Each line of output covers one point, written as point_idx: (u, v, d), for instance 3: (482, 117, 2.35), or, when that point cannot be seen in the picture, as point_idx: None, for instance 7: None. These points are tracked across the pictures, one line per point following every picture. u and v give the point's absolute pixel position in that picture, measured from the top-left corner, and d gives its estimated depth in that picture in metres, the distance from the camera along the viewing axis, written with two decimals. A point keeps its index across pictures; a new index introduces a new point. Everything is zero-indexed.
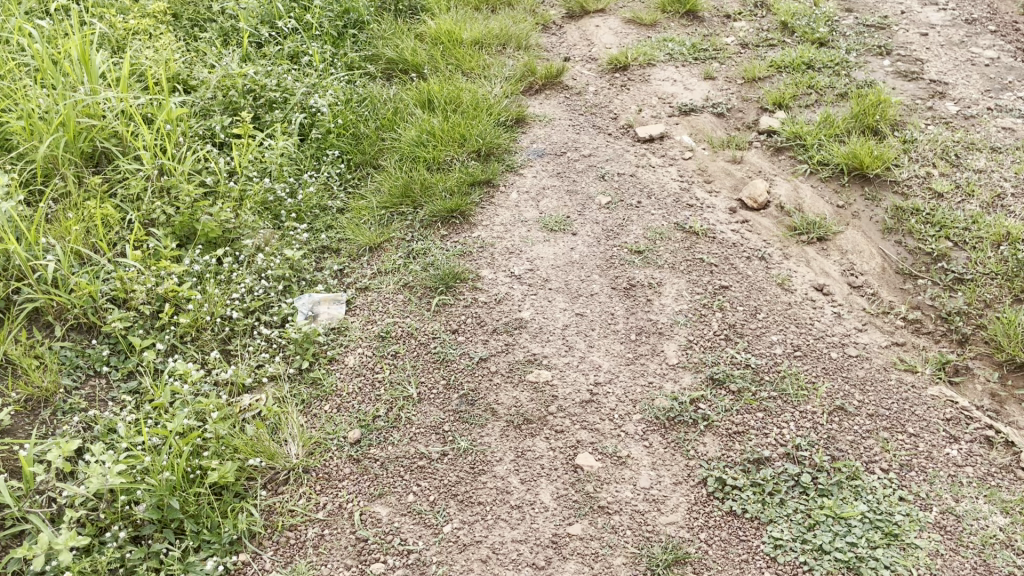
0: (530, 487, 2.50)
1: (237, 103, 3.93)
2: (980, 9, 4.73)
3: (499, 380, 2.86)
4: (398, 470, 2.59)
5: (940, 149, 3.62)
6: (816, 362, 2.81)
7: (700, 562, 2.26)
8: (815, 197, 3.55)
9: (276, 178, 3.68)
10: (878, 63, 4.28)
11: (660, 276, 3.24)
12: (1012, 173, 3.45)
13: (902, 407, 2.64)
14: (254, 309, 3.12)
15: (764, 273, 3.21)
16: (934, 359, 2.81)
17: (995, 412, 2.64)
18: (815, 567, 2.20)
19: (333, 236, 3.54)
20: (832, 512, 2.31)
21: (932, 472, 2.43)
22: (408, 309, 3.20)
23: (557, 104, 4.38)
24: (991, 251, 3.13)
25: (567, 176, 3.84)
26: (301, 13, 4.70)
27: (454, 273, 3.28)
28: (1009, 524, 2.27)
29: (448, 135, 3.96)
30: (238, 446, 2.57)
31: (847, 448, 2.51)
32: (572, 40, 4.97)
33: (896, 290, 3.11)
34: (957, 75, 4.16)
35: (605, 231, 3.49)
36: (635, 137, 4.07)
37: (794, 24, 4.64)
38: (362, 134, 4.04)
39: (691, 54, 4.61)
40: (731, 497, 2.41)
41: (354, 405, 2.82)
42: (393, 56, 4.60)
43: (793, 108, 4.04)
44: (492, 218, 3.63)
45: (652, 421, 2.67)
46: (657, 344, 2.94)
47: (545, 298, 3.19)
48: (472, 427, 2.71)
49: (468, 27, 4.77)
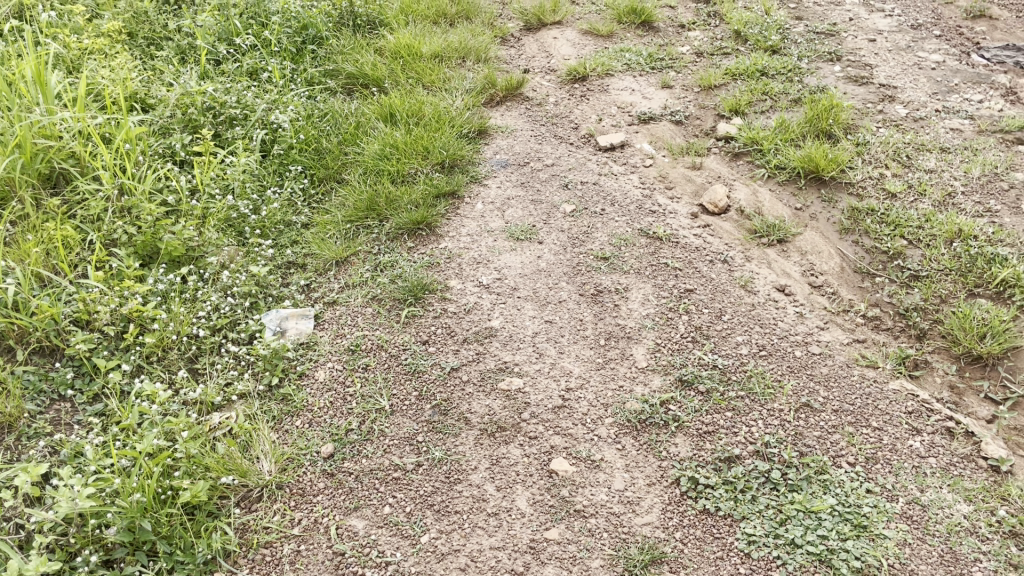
0: (506, 494, 2.51)
1: (196, 121, 3.90)
2: (926, 15, 4.89)
3: (471, 389, 2.88)
4: (374, 483, 2.59)
5: (893, 150, 3.73)
6: (781, 361, 2.87)
7: (677, 561, 2.29)
8: (773, 201, 3.64)
9: (239, 196, 3.67)
10: (829, 69, 4.41)
11: (626, 281, 3.29)
12: (961, 172, 3.57)
13: (865, 402, 2.71)
14: (221, 327, 3.10)
15: (727, 275, 3.28)
16: (894, 354, 2.88)
17: (955, 403, 2.72)
18: (789, 561, 2.24)
19: (299, 252, 3.53)
20: (803, 506, 2.36)
21: (897, 464, 2.50)
22: (377, 322, 3.20)
23: (518, 115, 4.43)
24: (944, 248, 3.23)
25: (531, 185, 3.88)
26: (259, 29, 4.69)
27: (423, 284, 3.30)
28: (973, 512, 2.35)
29: (411, 148, 3.98)
30: (210, 465, 2.55)
31: (814, 444, 2.57)
32: (530, 52, 5.03)
33: (855, 288, 3.19)
34: (905, 78, 4.29)
35: (571, 239, 3.54)
36: (596, 146, 4.13)
37: (746, 32, 4.76)
38: (324, 149, 4.05)
39: (648, 63, 4.70)
40: (704, 496, 2.45)
41: (326, 419, 2.81)
42: (354, 71, 4.61)
43: (750, 114, 4.13)
44: (458, 228, 3.65)
45: (623, 424, 2.71)
46: (626, 348, 2.98)
47: (514, 306, 3.23)
48: (446, 436, 2.72)
49: (427, 41, 4.81)
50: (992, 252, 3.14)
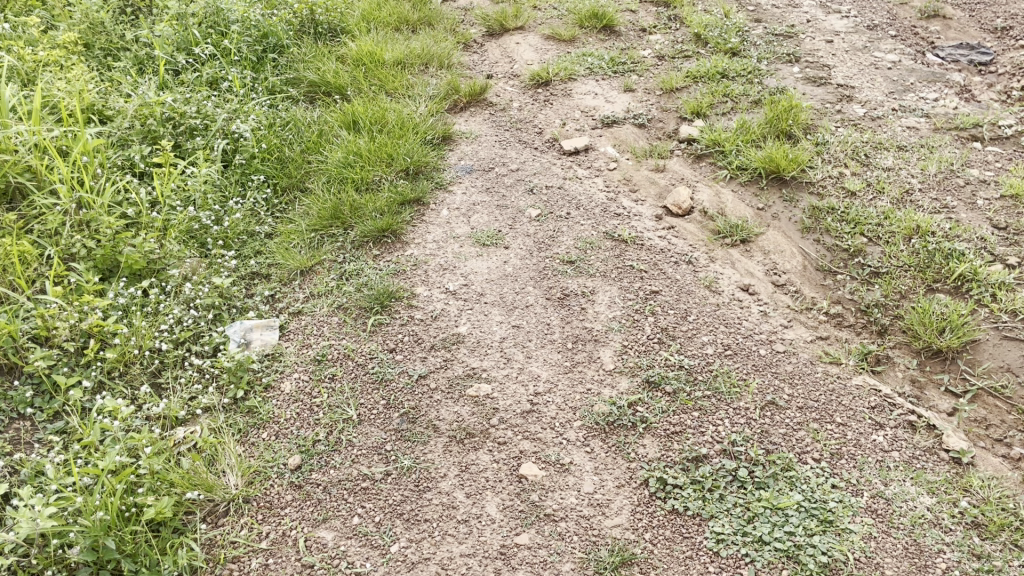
0: (475, 500, 2.51)
1: (156, 132, 3.86)
2: (881, 16, 4.98)
3: (440, 396, 2.87)
4: (342, 493, 2.57)
5: (851, 149, 3.79)
6: (746, 360, 2.90)
7: (647, 562, 2.30)
8: (736, 201, 3.68)
9: (201, 207, 3.63)
10: (788, 70, 4.47)
11: (592, 284, 3.30)
12: (917, 170, 3.64)
13: (829, 399, 2.75)
14: (184, 340, 3.07)
15: (692, 276, 3.30)
16: (857, 351, 2.93)
17: (916, 397, 2.77)
18: (757, 558, 2.26)
19: (263, 262, 3.50)
20: (770, 503, 2.39)
21: (861, 458, 2.53)
22: (343, 331, 3.18)
23: (482, 120, 4.43)
24: (903, 244, 3.29)
25: (496, 191, 3.88)
26: (218, 38, 4.65)
27: (389, 292, 3.28)
28: (936, 504, 2.39)
29: (375, 155, 3.96)
30: (175, 480, 2.51)
31: (780, 441, 2.60)
32: (493, 57, 5.03)
33: (817, 286, 3.23)
34: (862, 78, 4.36)
35: (537, 243, 3.54)
36: (561, 150, 4.14)
37: (706, 35, 4.81)
38: (287, 158, 4.02)
39: (610, 67, 4.73)
40: (672, 496, 2.47)
41: (293, 431, 2.78)
42: (315, 79, 4.59)
43: (711, 116, 4.18)
44: (424, 235, 3.64)
45: (592, 427, 2.71)
46: (593, 351, 2.99)
47: (481, 312, 3.23)
48: (414, 445, 2.71)
49: (389, 48, 4.80)
50: (949, 248, 3.21)
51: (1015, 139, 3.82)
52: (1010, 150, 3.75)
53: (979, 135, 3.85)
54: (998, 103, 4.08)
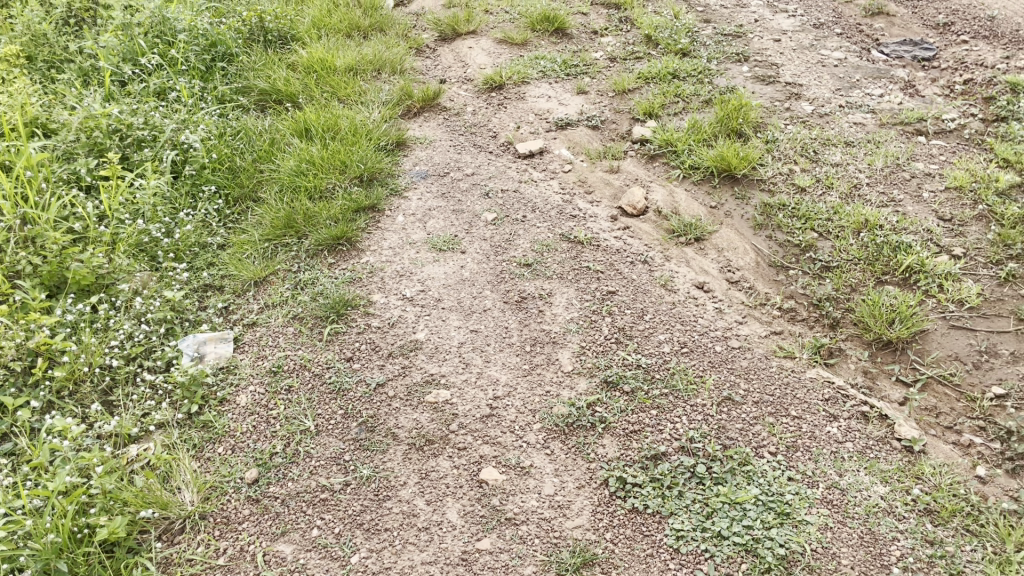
0: (436, 507, 2.50)
1: (102, 144, 3.79)
2: (827, 14, 5.07)
3: (398, 404, 2.85)
4: (301, 506, 2.54)
5: (800, 146, 3.86)
6: (702, 357, 2.93)
7: (608, 562, 2.31)
8: (689, 200, 3.71)
9: (150, 220, 3.58)
10: (737, 70, 4.53)
11: (549, 286, 3.31)
12: (865, 165, 3.71)
13: (784, 392, 2.78)
14: (135, 356, 3.02)
15: (648, 276, 3.33)
16: (810, 344, 2.97)
17: (869, 388, 2.82)
18: (716, 553, 2.28)
19: (216, 274, 3.45)
20: (728, 498, 2.41)
21: (816, 450, 2.57)
22: (299, 341, 3.14)
23: (436, 125, 4.42)
24: (852, 238, 3.35)
25: (452, 196, 3.88)
26: (165, 48, 4.57)
27: (345, 300, 3.26)
28: (889, 492, 2.43)
29: (328, 163, 3.93)
30: (128, 499, 2.46)
31: (737, 436, 2.63)
32: (446, 62, 5.03)
33: (770, 281, 3.28)
34: (810, 76, 4.43)
35: (494, 247, 3.54)
36: (515, 154, 4.15)
37: (657, 36, 4.86)
38: (238, 168, 3.97)
39: (563, 70, 4.75)
40: (632, 495, 2.48)
41: (250, 444, 2.75)
42: (266, 87, 4.54)
43: (663, 116, 4.22)
44: (380, 242, 3.62)
45: (551, 429, 2.72)
46: (552, 352, 3.00)
47: (438, 317, 3.22)
48: (374, 454, 2.69)
49: (341, 55, 4.78)
50: (897, 240, 3.28)
51: (958, 133, 3.92)
52: (953, 143, 3.85)
53: (924, 129, 3.94)
54: (941, 98, 4.18)
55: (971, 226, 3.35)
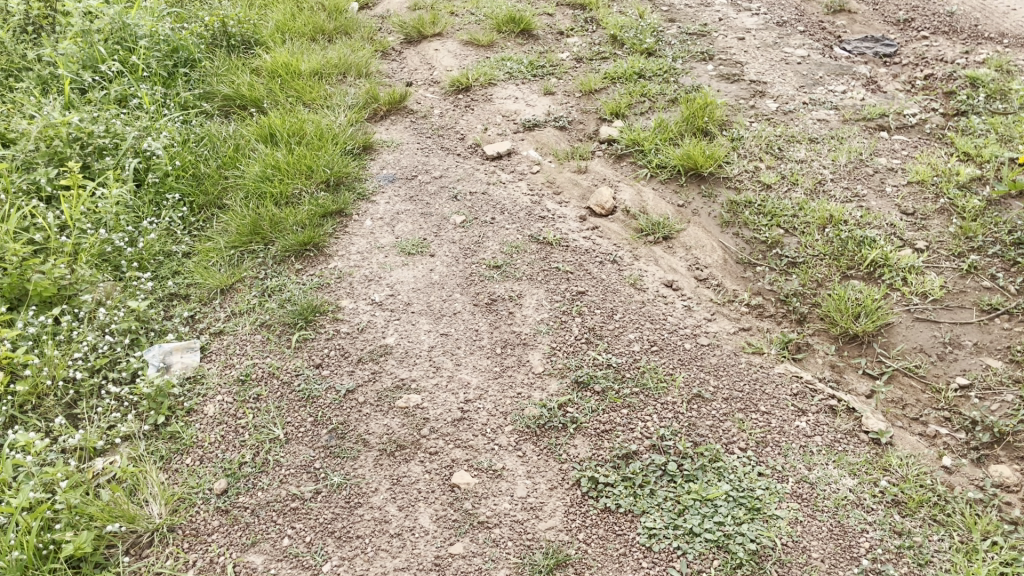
0: (407, 513, 2.48)
1: (62, 153, 3.74)
2: (790, 12, 5.12)
3: (369, 410, 2.83)
4: (271, 515, 2.51)
5: (765, 144, 3.89)
6: (672, 355, 2.94)
7: (581, 562, 2.31)
8: (657, 199, 3.73)
9: (113, 229, 3.52)
10: (702, 69, 4.56)
11: (519, 288, 3.30)
12: (829, 161, 3.75)
13: (753, 387, 2.81)
14: (100, 367, 2.97)
15: (617, 275, 3.34)
16: (778, 339, 3.00)
17: (836, 381, 2.85)
18: (688, 550, 2.29)
19: (181, 283, 3.41)
20: (699, 494, 2.42)
21: (785, 445, 2.59)
22: (267, 349, 3.11)
23: (403, 128, 4.40)
24: (818, 234, 3.39)
25: (420, 199, 3.86)
26: (126, 54, 4.51)
27: (314, 306, 3.23)
28: (858, 485, 2.46)
29: (294, 168, 3.90)
30: (94, 514, 2.43)
31: (707, 433, 2.64)
32: (412, 64, 5.01)
33: (738, 278, 3.30)
34: (774, 74, 4.47)
35: (463, 250, 3.53)
36: (484, 155, 4.14)
37: (622, 36, 4.87)
38: (202, 175, 3.93)
39: (529, 71, 4.75)
40: (604, 494, 2.48)
41: (218, 454, 2.71)
42: (229, 93, 4.50)
43: (630, 116, 4.23)
44: (348, 247, 3.59)
45: (523, 431, 2.71)
46: (522, 354, 3.00)
47: (408, 321, 3.20)
48: (344, 460, 2.67)
49: (306, 59, 4.74)
50: (861, 235, 3.32)
51: (919, 127, 3.97)
52: (915, 138, 3.90)
53: (886, 125, 3.99)
54: (902, 93, 4.24)
55: (934, 220, 3.40)
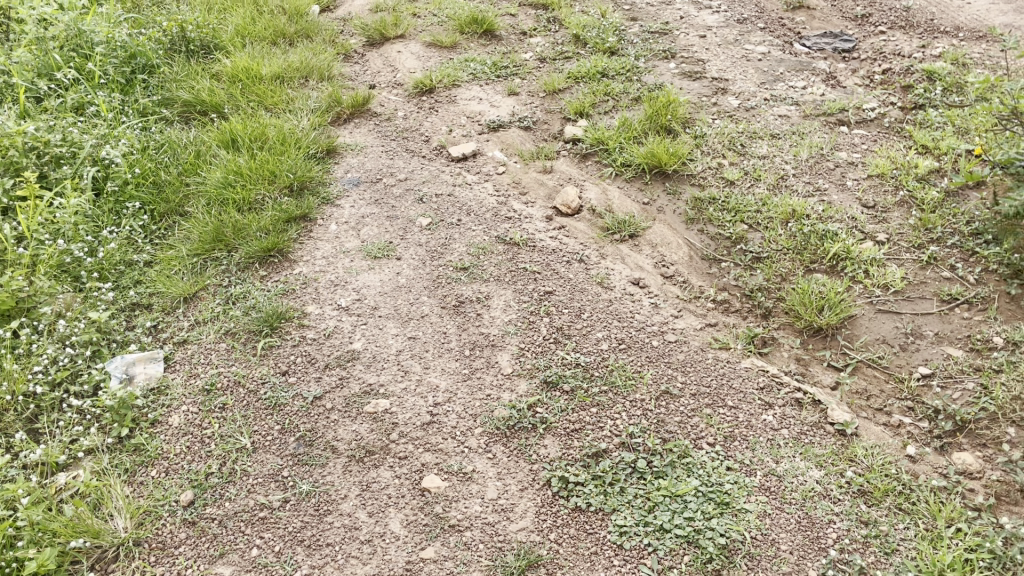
0: (378, 519, 2.46)
1: (18, 163, 3.67)
2: (750, 9, 5.17)
3: (337, 416, 2.81)
4: (239, 526, 2.48)
5: (728, 140, 3.92)
6: (640, 352, 2.95)
7: (553, 562, 2.31)
8: (622, 198, 3.75)
9: (72, 239, 3.46)
10: (664, 67, 4.58)
11: (487, 289, 3.30)
12: (791, 156, 3.79)
13: (720, 382, 2.83)
14: (61, 381, 2.92)
15: (584, 274, 3.34)
16: (744, 334, 3.02)
17: (802, 374, 2.88)
18: (659, 547, 2.30)
19: (143, 292, 3.36)
20: (669, 491, 2.43)
21: (752, 439, 2.61)
22: (232, 357, 3.07)
23: (367, 131, 4.38)
24: (781, 228, 3.42)
25: (386, 202, 3.84)
26: (82, 61, 4.44)
27: (279, 313, 3.20)
28: (824, 476, 2.49)
29: (257, 174, 3.86)
30: (58, 530, 2.39)
31: (676, 429, 2.65)
32: (375, 67, 4.98)
33: (704, 274, 3.33)
34: (736, 71, 4.50)
35: (430, 252, 3.52)
36: (449, 157, 4.13)
37: (585, 36, 4.89)
38: (163, 182, 3.87)
39: (493, 71, 4.74)
40: (575, 493, 2.48)
41: (184, 466, 2.67)
42: (189, 98, 4.44)
43: (594, 115, 4.25)
44: (313, 252, 3.56)
45: (493, 432, 2.71)
46: (491, 356, 2.99)
47: (375, 326, 3.18)
48: (313, 468, 2.64)
49: (267, 63, 4.70)
50: (824, 229, 3.36)
51: (878, 121, 4.03)
52: (874, 132, 3.96)
53: (846, 119, 4.04)
54: (861, 88, 4.30)
55: (894, 212, 3.45)
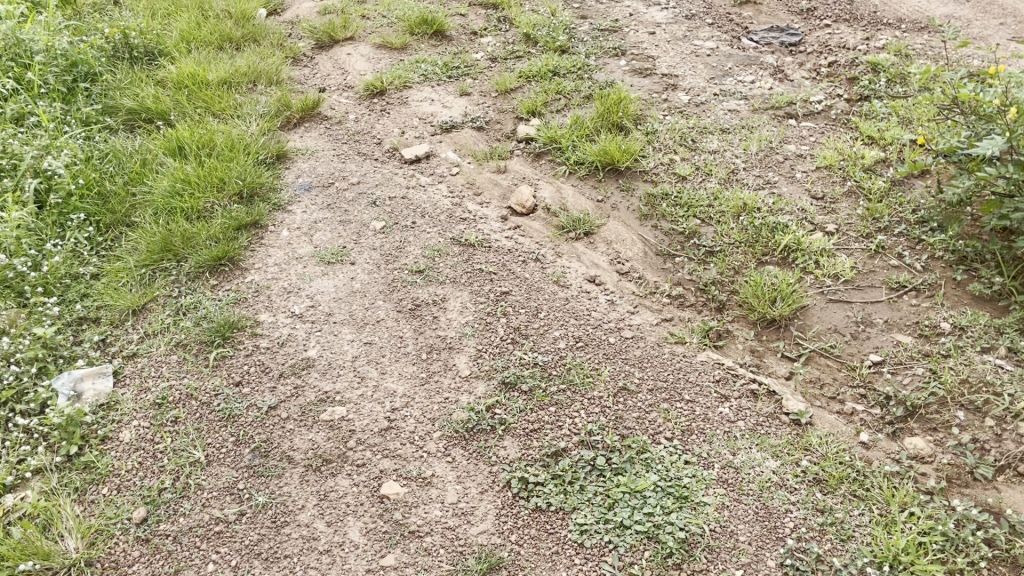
0: (336, 528, 2.43)
1: None
2: (698, 5, 5.21)
3: (292, 425, 2.77)
4: (195, 541, 2.43)
5: (679, 136, 3.95)
6: (597, 349, 2.96)
7: (515, 564, 2.30)
8: (576, 196, 3.75)
9: (15, 254, 3.37)
10: (615, 64, 4.60)
11: (443, 291, 3.28)
12: (741, 150, 3.83)
13: (677, 377, 2.84)
14: (6, 400, 2.84)
15: (540, 273, 3.34)
16: (699, 328, 3.04)
17: (757, 366, 2.91)
18: (619, 543, 2.31)
19: (90, 306, 3.28)
20: (628, 487, 2.44)
21: (709, 432, 2.63)
22: (183, 369, 3.01)
23: (318, 135, 4.33)
24: (733, 222, 3.46)
25: (338, 206, 3.80)
26: (21, 71, 4.33)
27: (231, 322, 3.14)
28: (780, 466, 2.51)
29: (206, 181, 3.79)
30: (5, 553, 2.32)
31: (634, 425, 2.66)
32: (325, 70, 4.93)
33: (658, 270, 3.35)
34: (685, 67, 4.54)
35: (384, 256, 3.49)
36: (402, 159, 4.10)
37: (535, 35, 4.89)
38: (109, 192, 3.78)
39: (444, 72, 4.72)
40: (535, 494, 2.48)
41: (136, 482, 2.61)
42: (133, 106, 4.34)
43: (546, 114, 4.25)
44: (265, 259, 3.51)
45: (452, 436, 2.69)
46: (448, 358, 2.97)
47: (331, 332, 3.14)
48: (269, 479, 2.60)
49: (213, 68, 4.62)
50: (774, 221, 3.40)
51: (825, 113, 4.08)
52: (821, 124, 4.02)
53: (794, 112, 4.09)
54: (808, 81, 4.36)
55: (842, 203, 3.51)
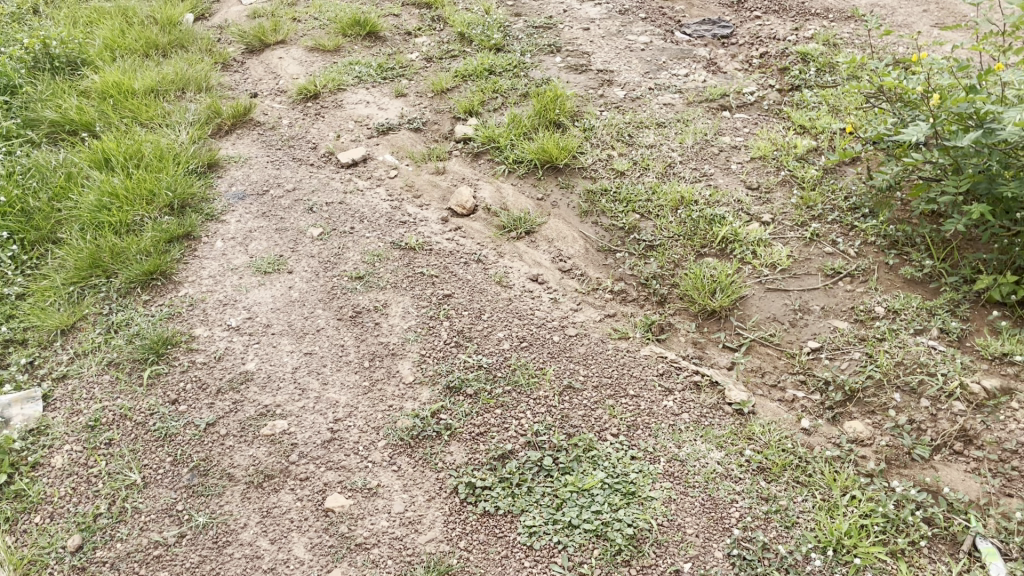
0: (281, 545, 2.38)
1: None
2: None
3: (232, 442, 2.70)
4: (133, 566, 2.35)
5: (616, 131, 3.96)
6: (541, 349, 2.95)
7: (464, 570, 2.28)
8: (516, 195, 3.74)
9: None
10: (550, 61, 4.60)
11: (384, 297, 3.23)
12: (676, 144, 3.86)
13: (621, 372, 2.85)
14: None
15: (482, 274, 3.32)
16: (642, 323, 3.05)
17: (699, 358, 2.93)
18: (569, 543, 2.30)
19: (15, 327, 3.15)
20: (576, 486, 2.43)
21: (655, 426, 2.64)
22: (117, 389, 2.91)
23: (251, 141, 4.23)
24: (671, 216, 3.48)
25: (274, 214, 3.72)
26: None
27: (165, 338, 3.05)
28: (725, 457, 2.53)
29: (134, 194, 3.67)
30: None
31: (580, 423, 2.66)
32: (256, 75, 4.83)
33: (600, 266, 3.35)
34: (620, 62, 4.56)
35: (322, 263, 3.43)
36: (338, 163, 4.03)
37: (470, 34, 4.86)
38: (32, 209, 3.64)
39: (379, 74, 4.66)
40: (483, 498, 2.46)
41: (69, 509, 2.52)
42: (56, 118, 4.19)
43: (484, 113, 4.22)
44: (199, 271, 3.42)
45: (397, 444, 2.65)
46: (391, 365, 2.93)
47: (269, 344, 3.07)
48: (209, 498, 2.53)
49: (139, 76, 4.48)
50: (711, 213, 3.44)
51: (758, 104, 4.14)
52: (754, 115, 4.07)
53: (727, 104, 4.14)
54: (740, 73, 4.41)
55: (777, 192, 3.56)
